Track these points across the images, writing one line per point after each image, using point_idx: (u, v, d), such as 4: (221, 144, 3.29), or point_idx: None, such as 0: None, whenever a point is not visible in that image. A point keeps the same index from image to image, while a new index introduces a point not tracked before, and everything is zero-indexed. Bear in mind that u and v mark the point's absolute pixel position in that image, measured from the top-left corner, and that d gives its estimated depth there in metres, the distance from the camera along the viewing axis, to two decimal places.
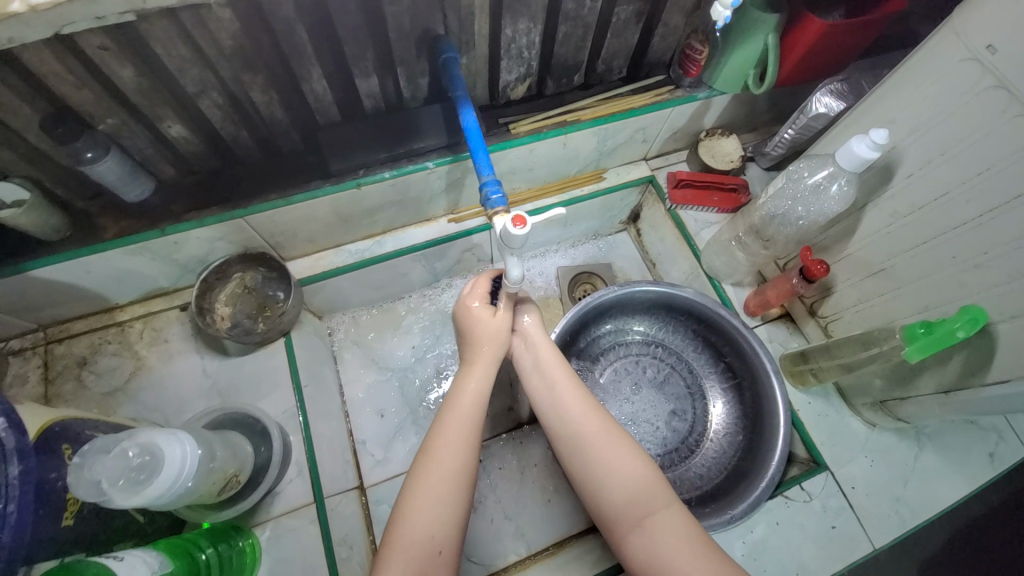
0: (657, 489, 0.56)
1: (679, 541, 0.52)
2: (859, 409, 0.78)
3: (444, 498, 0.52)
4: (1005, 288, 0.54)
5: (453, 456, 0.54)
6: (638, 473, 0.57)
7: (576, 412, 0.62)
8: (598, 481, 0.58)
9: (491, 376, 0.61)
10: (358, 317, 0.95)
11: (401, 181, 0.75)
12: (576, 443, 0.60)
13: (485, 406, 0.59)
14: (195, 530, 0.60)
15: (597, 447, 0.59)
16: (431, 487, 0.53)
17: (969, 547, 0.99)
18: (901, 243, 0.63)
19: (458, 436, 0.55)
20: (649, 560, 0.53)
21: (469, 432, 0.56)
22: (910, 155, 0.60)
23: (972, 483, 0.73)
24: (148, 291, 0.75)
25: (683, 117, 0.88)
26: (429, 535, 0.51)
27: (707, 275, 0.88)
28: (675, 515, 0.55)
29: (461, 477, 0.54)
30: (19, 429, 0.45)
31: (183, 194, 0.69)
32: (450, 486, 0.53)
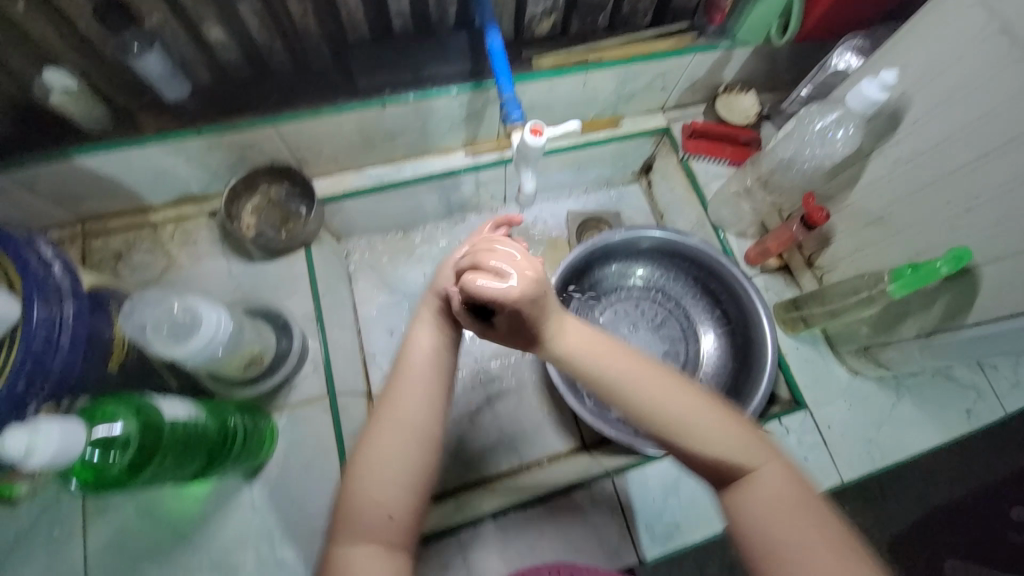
0: (747, 450, 0.48)
1: (779, 503, 0.46)
2: (844, 358, 0.82)
3: (400, 471, 0.49)
4: (994, 230, 0.57)
5: (408, 425, 0.50)
6: (720, 432, 0.48)
7: (635, 372, 0.50)
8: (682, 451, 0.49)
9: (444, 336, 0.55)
10: (374, 242, 1.00)
11: (424, 105, 0.77)
12: (644, 411, 0.49)
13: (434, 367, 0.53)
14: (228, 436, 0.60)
15: (671, 410, 0.49)
16: (379, 457, 0.49)
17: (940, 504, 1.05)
18: (901, 190, 0.65)
19: (413, 410, 0.51)
20: (761, 527, 0.46)
21: (428, 402, 0.51)
22: (917, 101, 0.61)
23: (940, 429, 0.79)
24: (180, 195, 0.80)
25: (704, 66, 0.89)
26: (377, 503, 0.48)
27: (713, 225, 0.91)
28: (770, 474, 0.47)
29: (408, 445, 0.50)
30: (74, 276, 0.47)
31: (216, 100, 0.72)
32: (394, 460, 0.49)
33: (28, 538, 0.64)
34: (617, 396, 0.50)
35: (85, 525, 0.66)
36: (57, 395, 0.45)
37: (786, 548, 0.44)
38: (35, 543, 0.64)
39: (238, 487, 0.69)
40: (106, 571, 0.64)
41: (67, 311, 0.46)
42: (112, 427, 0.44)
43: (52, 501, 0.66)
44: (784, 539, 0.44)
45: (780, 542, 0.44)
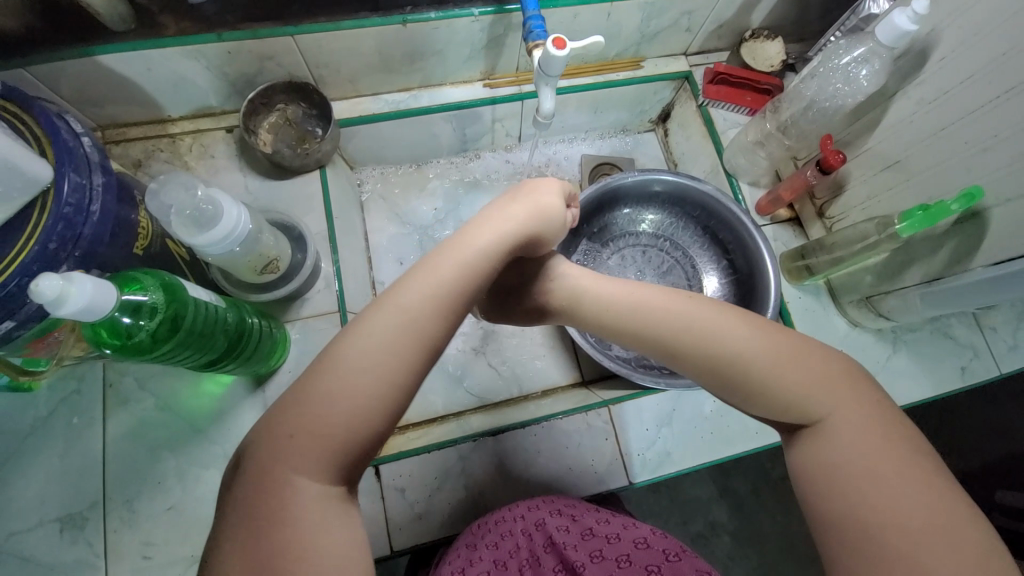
0: (825, 389, 0.46)
1: (861, 440, 0.42)
2: (845, 309, 0.82)
3: (381, 386, 0.40)
4: (1008, 170, 0.57)
5: (399, 336, 0.41)
6: (796, 373, 0.47)
7: (700, 313, 0.52)
8: (758, 392, 0.47)
9: (489, 248, 0.49)
10: (387, 174, 1.00)
11: (445, 26, 0.76)
12: (719, 352, 0.49)
13: (465, 280, 0.45)
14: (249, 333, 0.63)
15: (742, 344, 0.49)
16: (370, 368, 0.40)
17: None
18: (920, 133, 0.66)
19: (412, 320, 0.42)
20: (839, 469, 0.42)
21: (434, 314, 0.43)
22: (947, 37, 0.60)
23: (932, 381, 0.81)
24: (198, 108, 0.81)
25: (733, 7, 0.87)
26: (352, 425, 0.39)
27: (727, 172, 0.91)
28: (851, 415, 0.44)
29: (402, 360, 0.41)
30: (104, 154, 0.51)
31: (237, 6, 0.72)
32: (384, 376, 0.40)
33: (50, 421, 0.68)
34: (687, 338, 0.51)
35: (103, 415, 0.69)
36: (86, 260, 0.48)
37: (865, 484, 0.41)
38: (59, 426, 0.68)
39: (249, 391, 0.72)
40: (123, 458, 0.68)
41: (98, 183, 0.49)
42: (142, 296, 0.47)
43: (74, 391, 0.69)
44: (857, 473, 0.41)
45: (857, 476, 0.41)
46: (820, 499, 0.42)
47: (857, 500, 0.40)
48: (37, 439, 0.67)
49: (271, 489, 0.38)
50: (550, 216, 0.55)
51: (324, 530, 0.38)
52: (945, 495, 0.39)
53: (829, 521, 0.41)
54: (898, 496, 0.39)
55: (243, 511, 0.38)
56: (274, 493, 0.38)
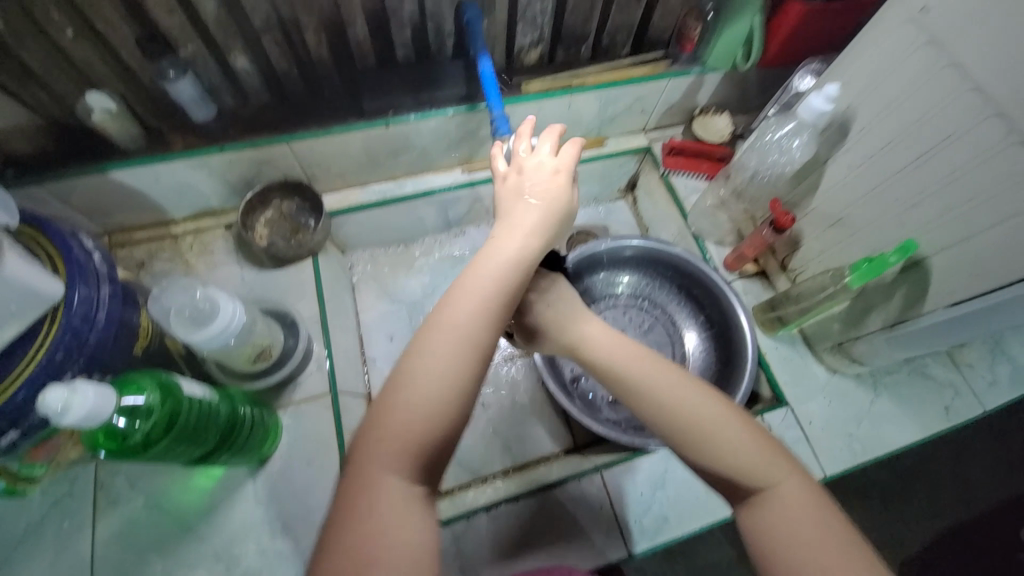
0: (773, 456, 0.47)
1: (801, 514, 0.45)
2: (822, 357, 0.86)
3: (448, 392, 0.42)
4: (937, 222, 0.63)
5: (460, 349, 0.43)
6: (748, 443, 0.48)
7: (659, 373, 0.52)
8: (710, 455, 0.48)
9: (528, 225, 0.52)
10: (376, 255, 1.06)
11: (423, 125, 0.85)
12: (677, 413, 0.50)
13: (517, 266, 0.49)
14: (244, 423, 0.65)
15: (701, 412, 0.49)
16: (436, 369, 0.42)
17: (918, 504, 1.09)
18: (856, 193, 0.72)
19: (469, 335, 0.44)
20: (774, 535, 0.45)
21: (488, 313, 0.45)
22: (863, 111, 0.69)
23: (918, 425, 0.82)
24: (200, 209, 0.88)
25: (679, 91, 0.98)
26: (413, 424, 0.41)
27: (693, 234, 0.98)
28: (795, 484, 0.46)
29: (469, 354, 0.43)
30: (112, 265, 0.56)
31: (239, 122, 0.81)
32: (452, 371, 0.43)
33: (40, 527, 0.67)
34: (647, 397, 0.51)
35: (94, 517, 0.69)
36: (90, 367, 0.52)
37: (802, 554, 0.43)
38: (47, 531, 0.67)
39: (242, 480, 0.72)
40: (112, 562, 0.66)
41: (106, 292, 0.54)
42: (138, 398, 0.49)
43: (65, 493, 0.69)
44: (792, 541, 0.44)
45: (790, 543, 0.44)
46: (760, 556, 0.45)
47: (791, 563, 0.43)
48: (25, 546, 0.66)
49: (361, 489, 0.40)
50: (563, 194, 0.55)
51: (405, 523, 0.39)
52: (880, 569, 0.42)
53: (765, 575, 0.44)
54: (828, 564, 0.42)
55: (339, 511, 0.39)
56: (362, 490, 0.40)
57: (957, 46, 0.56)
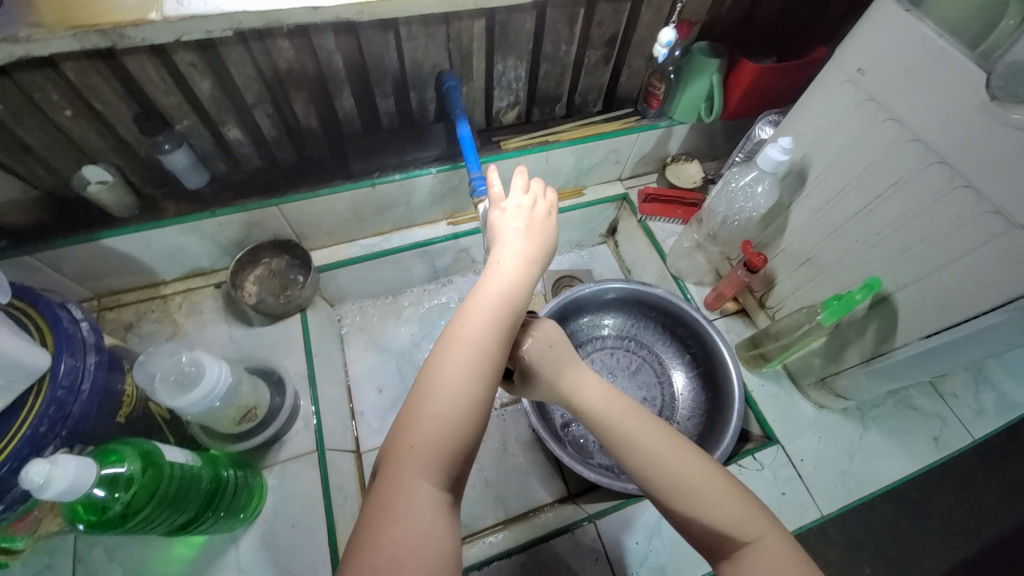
0: (753, 512, 0.48)
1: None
2: (807, 392, 0.87)
3: (466, 402, 0.44)
4: (897, 260, 0.67)
5: (477, 363, 0.45)
6: (729, 502, 0.48)
7: (645, 426, 0.53)
8: (694, 512, 0.49)
9: (524, 253, 0.55)
10: (365, 307, 1.08)
11: (408, 183, 0.90)
12: (662, 469, 0.50)
13: (518, 287, 0.51)
14: (227, 486, 0.64)
15: (685, 469, 0.50)
16: (455, 380, 0.44)
17: (927, 541, 1.06)
18: (820, 234, 0.76)
19: (482, 348, 0.46)
20: None
21: (497, 328, 0.47)
22: (817, 159, 0.74)
23: (910, 457, 0.82)
24: (190, 270, 0.90)
25: (650, 143, 1.04)
26: (438, 430, 0.42)
27: (673, 276, 1.01)
28: (776, 544, 0.47)
29: (485, 366, 0.45)
30: (100, 333, 0.57)
31: (231, 187, 0.84)
32: (470, 378, 0.44)
33: None
34: (633, 452, 0.51)
35: None
36: (72, 438, 0.51)
37: None
38: None
39: (224, 546, 0.69)
40: None
41: (92, 361, 0.55)
42: (120, 467, 0.49)
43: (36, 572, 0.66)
44: None
45: None
46: None
47: None
48: None
49: (390, 496, 0.40)
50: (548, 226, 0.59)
51: (431, 528, 0.39)
52: None
53: None
54: None
55: (369, 517, 0.40)
56: (390, 497, 0.40)
57: (892, 103, 0.62)
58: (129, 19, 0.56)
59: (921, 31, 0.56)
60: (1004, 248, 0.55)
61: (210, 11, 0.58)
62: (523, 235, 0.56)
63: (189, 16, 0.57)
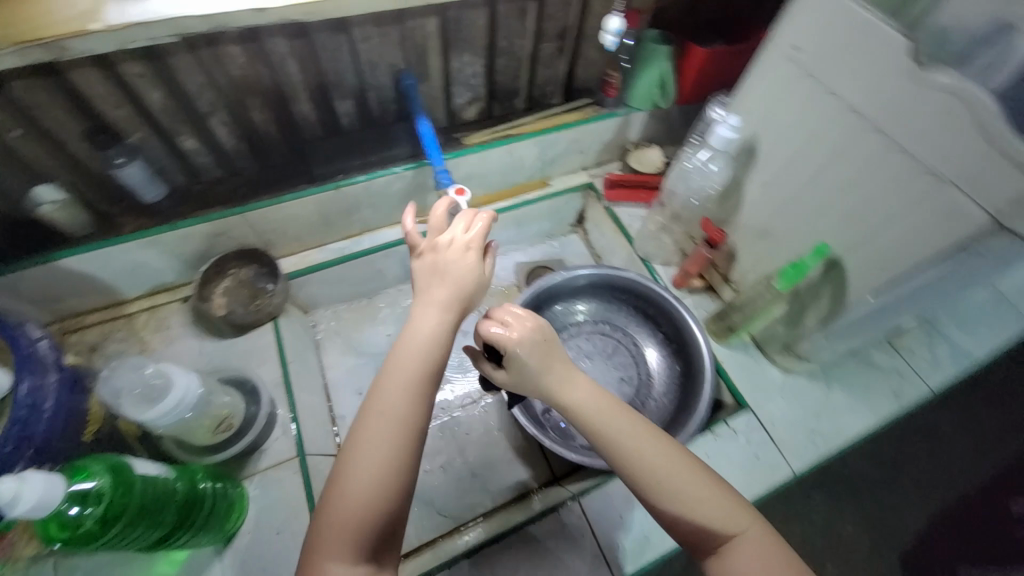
0: (736, 508, 0.52)
1: (764, 566, 0.49)
2: (774, 358, 0.90)
3: (386, 476, 0.46)
4: (845, 225, 0.70)
5: (394, 436, 0.47)
6: (713, 500, 0.51)
7: (636, 430, 0.54)
8: (682, 510, 0.51)
9: (444, 308, 0.55)
10: (339, 311, 1.07)
11: (374, 183, 0.90)
12: (651, 470, 0.52)
13: (438, 347, 0.53)
14: (205, 497, 0.63)
15: (672, 471, 0.52)
16: (371, 456, 0.47)
17: (898, 494, 1.11)
18: (774, 206, 0.80)
19: (399, 424, 0.48)
20: None
21: (413, 398, 0.49)
22: (765, 135, 0.78)
23: (874, 412, 0.86)
24: (154, 286, 0.88)
25: (609, 132, 1.06)
26: (357, 506, 0.45)
27: (642, 258, 1.04)
28: (756, 534, 0.51)
29: (399, 438, 0.48)
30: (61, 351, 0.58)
31: (191, 198, 0.83)
32: (386, 454, 0.47)
33: None
34: (624, 454, 0.53)
35: None
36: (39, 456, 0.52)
37: None
38: None
39: (207, 562, 0.68)
40: None
41: (54, 379, 0.55)
42: (87, 483, 0.49)
43: None
44: None
45: None
46: None
47: None
48: None
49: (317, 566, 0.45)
50: (474, 268, 0.58)
51: None
52: None
53: None
54: None
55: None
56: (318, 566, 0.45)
57: (827, 76, 0.65)
58: (71, 30, 0.55)
59: (847, 7, 0.60)
60: (934, 198, 0.58)
61: (150, 17, 0.57)
62: (441, 285, 0.56)
63: (131, 23, 0.57)
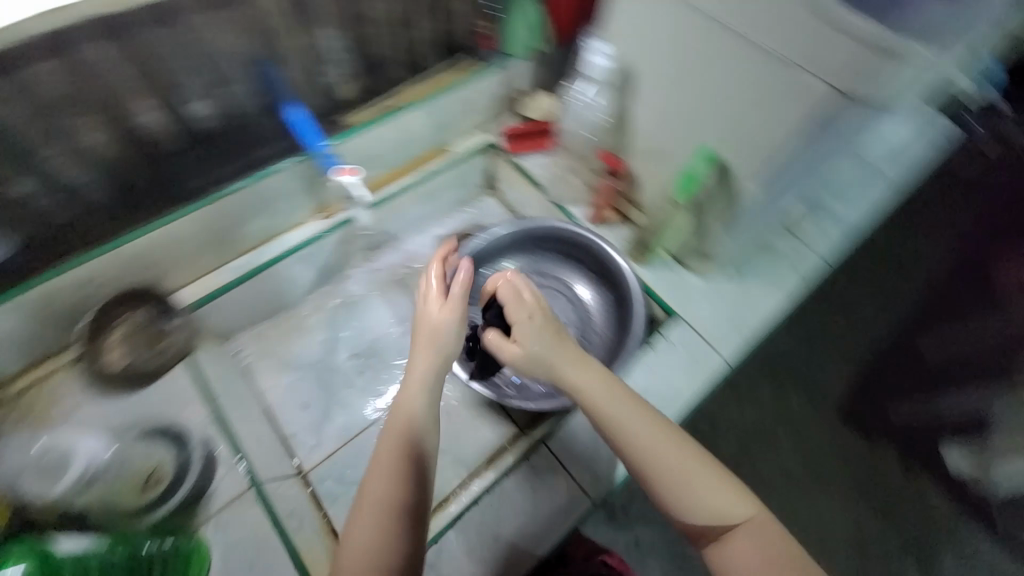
0: (740, 500, 0.62)
1: (756, 551, 0.59)
2: (691, 266, 0.96)
3: (381, 531, 0.59)
4: (724, 125, 0.74)
5: (386, 497, 0.60)
6: (721, 497, 0.61)
7: (662, 434, 0.64)
8: (690, 502, 0.61)
9: (424, 369, 0.66)
10: (260, 333, 0.97)
11: (261, 186, 0.83)
12: (667, 466, 0.62)
13: (419, 410, 0.64)
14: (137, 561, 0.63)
15: (690, 472, 0.62)
16: (370, 513, 0.60)
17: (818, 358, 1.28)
18: (660, 123, 0.83)
19: (389, 483, 0.61)
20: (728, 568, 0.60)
21: (403, 459, 0.62)
22: (633, 56, 0.80)
23: (783, 290, 0.95)
24: (31, 356, 0.78)
25: (494, 89, 1.03)
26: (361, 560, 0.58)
27: (556, 204, 1.06)
28: (753, 526, 0.61)
29: (393, 497, 0.60)
30: None
31: (44, 248, 0.73)
32: (382, 511, 0.60)
33: None
34: (643, 451, 0.63)
35: None
36: None
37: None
38: None
39: None
40: None
41: None
42: None
43: None
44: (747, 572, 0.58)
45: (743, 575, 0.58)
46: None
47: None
48: None
49: None
50: (442, 321, 0.68)
51: None
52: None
53: None
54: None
55: None
56: None
57: None
58: None
59: None
60: (783, 84, 0.64)
61: None
62: (419, 345, 0.68)
63: None
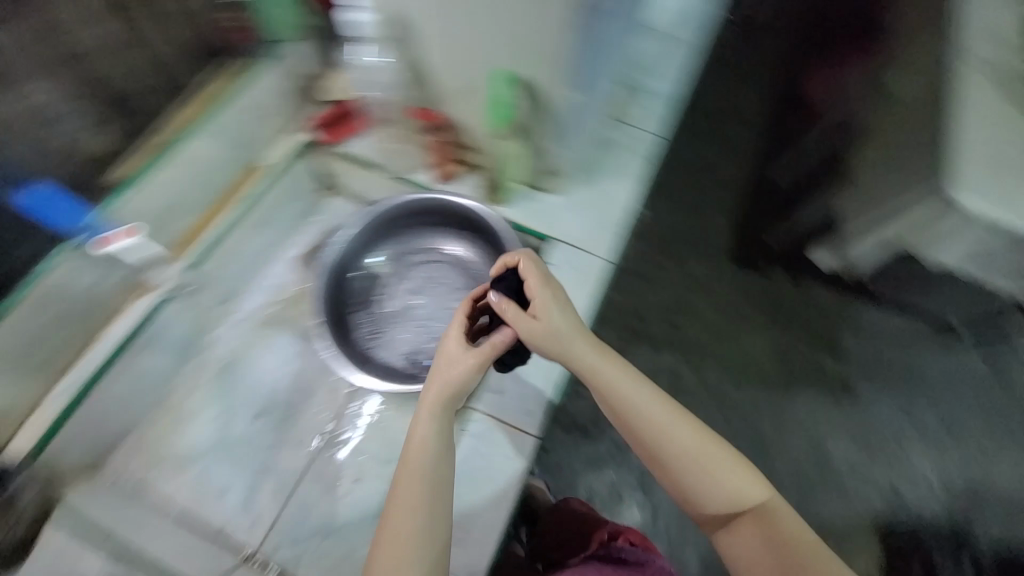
0: (759, 489, 0.60)
1: (766, 539, 0.59)
2: (545, 186, 0.97)
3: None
4: (503, 39, 0.71)
5: (406, 547, 0.55)
6: (741, 488, 0.60)
7: (681, 426, 0.61)
8: (703, 491, 0.60)
9: (439, 406, 0.62)
10: (138, 441, 0.86)
11: (40, 293, 0.70)
12: (681, 454, 0.60)
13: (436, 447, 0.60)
14: None
15: (713, 465, 0.60)
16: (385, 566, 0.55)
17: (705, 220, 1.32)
18: (450, 58, 0.79)
19: (410, 530, 0.56)
20: (734, 552, 0.61)
21: (424, 497, 0.57)
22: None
23: (632, 177, 1.01)
24: None
25: (282, 79, 0.92)
26: None
27: (398, 179, 0.99)
28: (777, 517, 0.60)
29: (413, 543, 0.56)
30: None
31: None
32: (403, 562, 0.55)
33: None
34: (659, 439, 0.61)
35: None
36: None
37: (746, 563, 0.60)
38: None
39: None
40: None
41: None
42: None
43: None
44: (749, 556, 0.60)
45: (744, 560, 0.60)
46: (730, 549, 0.61)
47: (736, 559, 0.61)
48: None
49: None
50: (464, 362, 0.63)
51: None
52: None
53: (728, 557, 0.62)
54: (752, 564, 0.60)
55: None
56: None
57: None
58: None
59: None
60: None
61: None
62: (434, 381, 0.64)
63: None
